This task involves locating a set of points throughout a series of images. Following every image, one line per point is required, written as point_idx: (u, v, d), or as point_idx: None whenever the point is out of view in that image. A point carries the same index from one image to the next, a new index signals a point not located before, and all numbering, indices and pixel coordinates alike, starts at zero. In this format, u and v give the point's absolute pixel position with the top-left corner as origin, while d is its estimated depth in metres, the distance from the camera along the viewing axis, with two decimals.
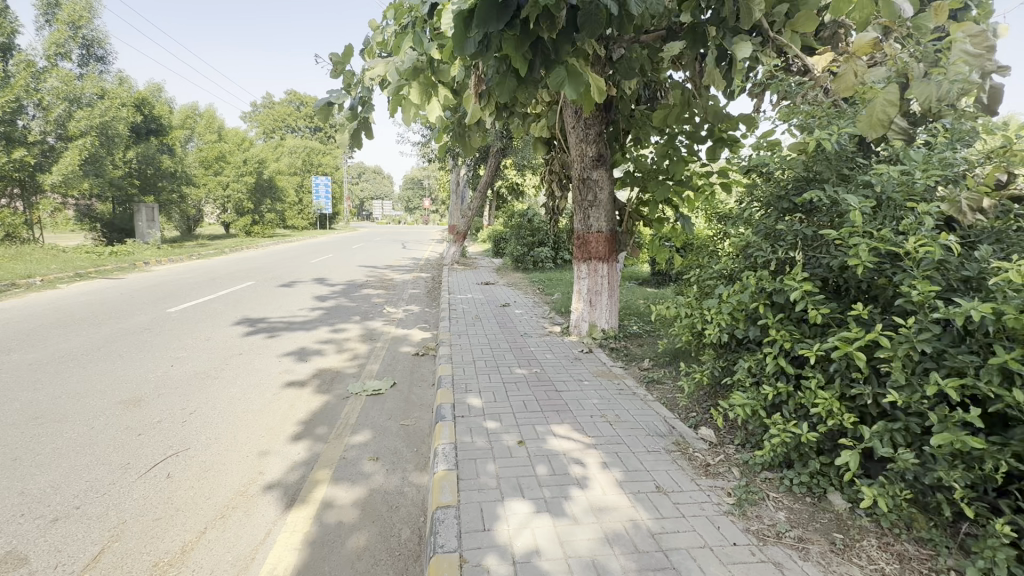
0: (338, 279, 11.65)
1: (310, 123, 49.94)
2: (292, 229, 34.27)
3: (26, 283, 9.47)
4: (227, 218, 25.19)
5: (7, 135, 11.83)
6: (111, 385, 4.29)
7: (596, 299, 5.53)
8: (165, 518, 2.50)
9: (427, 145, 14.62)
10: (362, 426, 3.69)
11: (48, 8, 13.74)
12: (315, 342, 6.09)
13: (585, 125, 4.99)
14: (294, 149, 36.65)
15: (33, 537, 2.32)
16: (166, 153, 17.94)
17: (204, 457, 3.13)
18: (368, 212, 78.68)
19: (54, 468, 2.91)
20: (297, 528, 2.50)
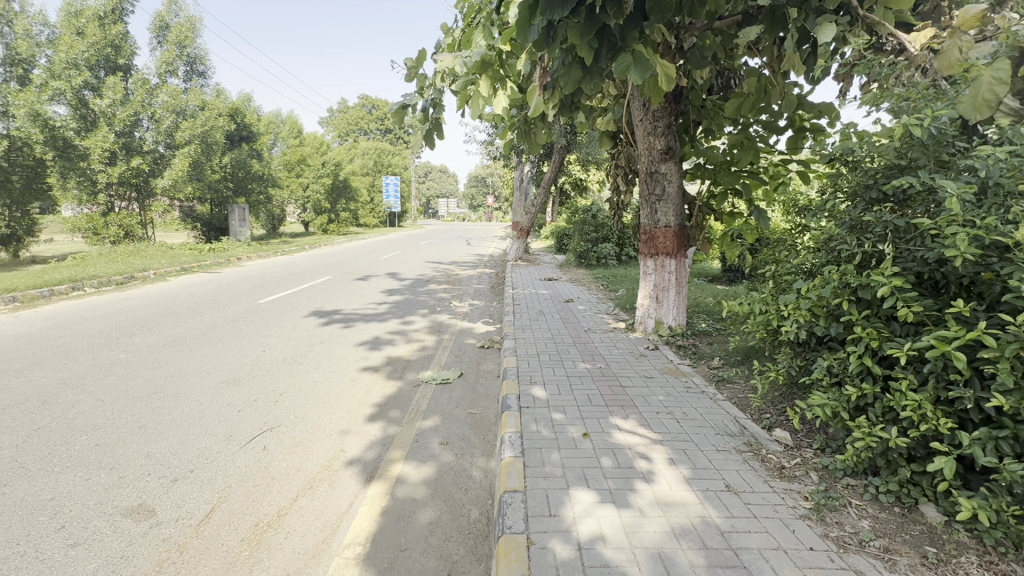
0: (406, 274, 12.18)
1: (381, 125, 52.28)
2: (363, 227, 36.19)
3: (142, 276, 10.76)
4: (306, 218, 26.99)
5: (127, 146, 13.43)
6: (214, 367, 4.79)
7: (663, 295, 5.42)
8: (262, 485, 2.79)
9: (491, 143, 14.84)
10: (431, 412, 3.88)
11: (161, 32, 15.40)
12: (387, 332, 6.44)
13: (653, 118, 4.89)
14: (366, 151, 38.63)
15: (158, 493, 2.68)
16: (255, 158, 19.56)
17: (293, 433, 3.45)
18: (434, 210, 81.24)
19: (172, 436, 3.33)
20: (375, 502, 2.69)
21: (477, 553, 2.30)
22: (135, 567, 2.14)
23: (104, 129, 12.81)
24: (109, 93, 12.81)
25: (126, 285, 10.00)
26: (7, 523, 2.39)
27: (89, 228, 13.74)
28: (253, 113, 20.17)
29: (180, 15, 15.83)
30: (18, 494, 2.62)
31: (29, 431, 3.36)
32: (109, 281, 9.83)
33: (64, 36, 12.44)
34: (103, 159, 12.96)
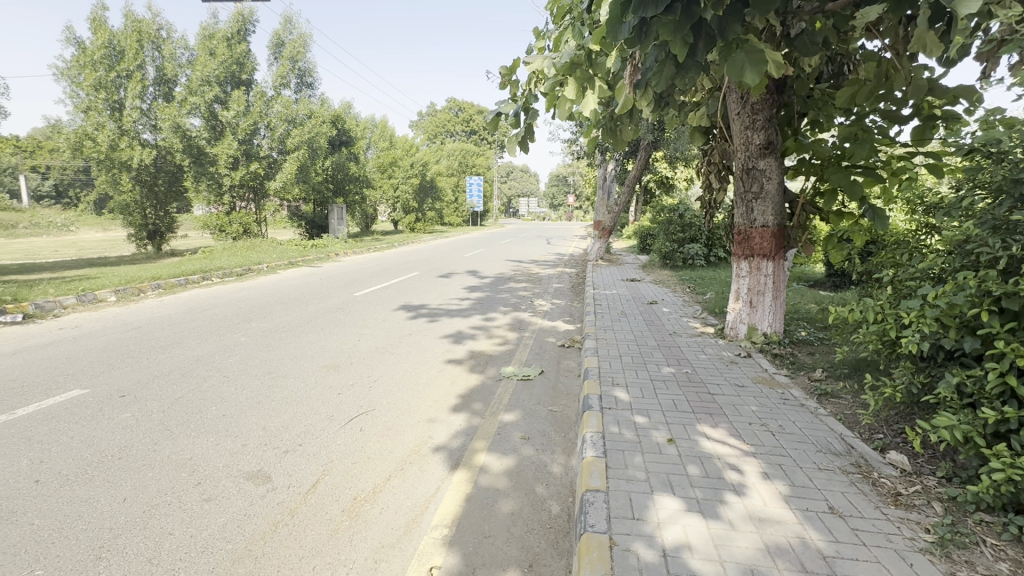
0: (487, 272, 12.48)
1: (466, 127, 53.88)
2: (447, 225, 37.69)
3: (258, 268, 12.08)
4: (396, 217, 28.62)
5: (246, 152, 15.11)
6: (317, 352, 5.26)
7: (758, 300, 5.08)
8: (359, 463, 3.03)
9: (575, 141, 14.72)
10: (512, 407, 3.97)
11: (277, 48, 17.08)
12: (470, 327, 6.67)
13: (752, 111, 4.60)
14: (451, 152, 40.09)
15: (272, 462, 3.00)
16: (353, 161, 21.06)
17: (385, 417, 3.69)
18: (515, 210, 82.30)
19: (283, 412, 3.71)
20: (460, 489, 2.81)
21: (558, 548, 2.32)
22: (255, 523, 2.42)
23: (230, 137, 14.55)
24: (234, 106, 14.48)
25: (244, 277, 11.25)
26: (158, 475, 2.81)
27: (215, 226, 15.62)
28: (352, 119, 21.71)
29: (293, 32, 17.43)
30: (165, 452, 3.07)
31: (171, 399, 3.91)
32: (230, 272, 11.12)
33: (200, 57, 14.22)
34: (228, 165, 14.72)
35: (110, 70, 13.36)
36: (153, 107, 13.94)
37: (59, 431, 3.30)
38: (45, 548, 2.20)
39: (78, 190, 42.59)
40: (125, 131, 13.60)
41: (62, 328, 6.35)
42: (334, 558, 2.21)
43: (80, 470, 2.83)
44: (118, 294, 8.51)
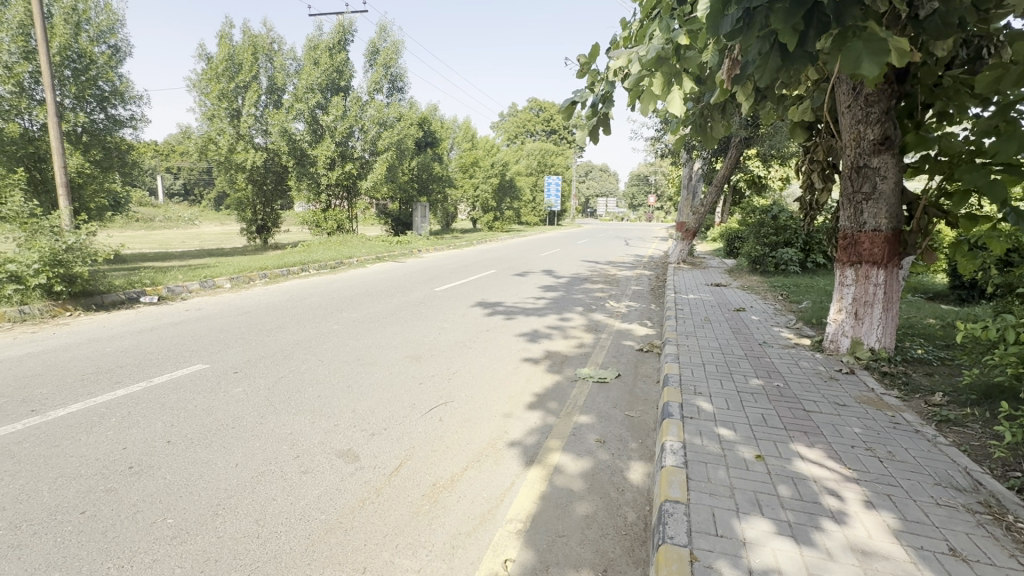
0: (563, 272, 12.44)
1: (546, 127, 53.97)
2: (524, 225, 38.05)
3: (348, 262, 12.96)
4: (475, 215, 29.34)
5: (342, 154, 16.25)
6: (401, 343, 5.55)
7: (865, 312, 4.61)
8: (439, 451, 3.16)
9: (659, 139, 14.20)
10: (588, 409, 3.93)
11: (372, 55, 18.16)
12: (546, 326, 6.69)
13: (865, 103, 4.17)
14: (531, 152, 40.36)
15: (360, 443, 3.21)
16: (437, 161, 21.88)
17: (462, 409, 3.81)
18: (593, 210, 81.20)
19: (370, 397, 3.96)
20: (534, 486, 2.83)
21: (633, 556, 2.27)
22: (346, 498, 2.61)
23: (329, 140, 15.73)
24: (333, 111, 15.61)
25: (337, 269, 12.12)
26: (263, 446, 3.11)
27: (313, 222, 16.99)
28: (438, 121, 22.56)
29: (387, 40, 18.42)
30: (269, 425, 3.40)
31: (275, 378, 4.32)
32: (325, 265, 12.02)
33: (306, 67, 15.49)
34: (326, 165, 15.94)
35: (232, 82, 14.97)
36: (265, 114, 15.43)
37: (185, 400, 3.78)
38: (175, 500, 2.52)
39: (202, 188, 48.24)
40: (242, 135, 15.18)
41: (189, 310, 7.25)
42: (415, 539, 2.32)
43: (201, 435, 3.22)
44: (232, 281, 9.54)
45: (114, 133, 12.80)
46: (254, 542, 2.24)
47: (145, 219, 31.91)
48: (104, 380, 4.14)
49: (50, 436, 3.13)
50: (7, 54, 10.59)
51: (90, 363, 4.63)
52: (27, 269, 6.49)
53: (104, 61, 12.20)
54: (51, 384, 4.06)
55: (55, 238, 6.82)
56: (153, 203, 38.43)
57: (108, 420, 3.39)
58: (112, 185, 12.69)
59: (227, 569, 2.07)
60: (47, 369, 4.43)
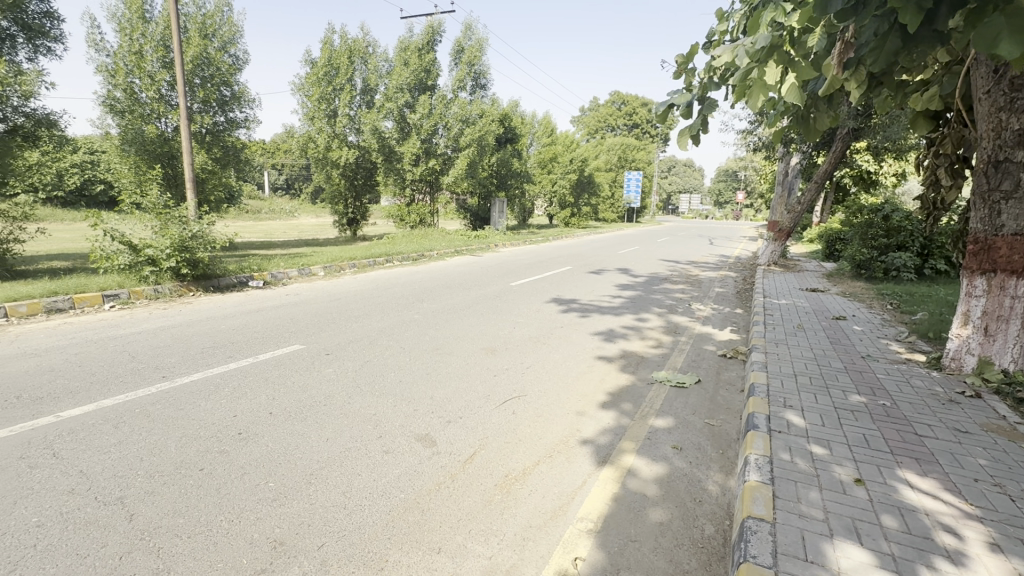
0: (640, 271, 12.09)
1: (628, 121, 52.56)
2: (601, 221, 37.39)
3: (429, 254, 13.50)
4: (552, 211, 29.28)
5: (426, 150, 16.94)
6: (477, 335, 5.70)
7: (997, 327, 4.02)
8: (511, 443, 3.21)
9: (753, 132, 13.27)
10: (665, 413, 3.79)
11: (457, 54, 18.65)
12: (622, 326, 6.54)
13: (1010, 88, 3.63)
14: (611, 147, 39.44)
15: (437, 429, 3.35)
16: (516, 157, 22.08)
17: (535, 404, 3.84)
18: (675, 207, 77.89)
19: (447, 386, 4.11)
20: (606, 487, 2.79)
21: (710, 572, 2.16)
22: (423, 480, 2.73)
23: (414, 137, 16.42)
24: (420, 109, 16.27)
25: (419, 261, 12.67)
26: (349, 424, 3.34)
27: (397, 216, 17.92)
28: (518, 117, 22.75)
29: (472, 38, 18.82)
30: (356, 405, 3.64)
31: (361, 361, 4.62)
32: (408, 257, 12.63)
33: (396, 68, 16.28)
34: (411, 161, 16.66)
35: (330, 84, 16.11)
36: (358, 114, 16.43)
37: (284, 376, 4.16)
38: (275, 467, 2.78)
39: (301, 183, 52.53)
40: (337, 134, 16.32)
41: (289, 295, 7.95)
42: (487, 527, 2.38)
43: (298, 410, 3.52)
44: (326, 270, 10.31)
45: (231, 133, 14.29)
46: (342, 511, 2.42)
47: (253, 211, 35.37)
48: (218, 354, 4.66)
49: (175, 400, 3.58)
50: (151, 66, 12.18)
51: (208, 338, 5.23)
52: (161, 253, 7.45)
53: (226, 69, 13.64)
54: (177, 354, 4.64)
55: (183, 227, 7.78)
56: (260, 197, 42.42)
57: (222, 389, 3.82)
58: (227, 180, 14.18)
59: (318, 533, 2.26)
60: (174, 342, 5.07)
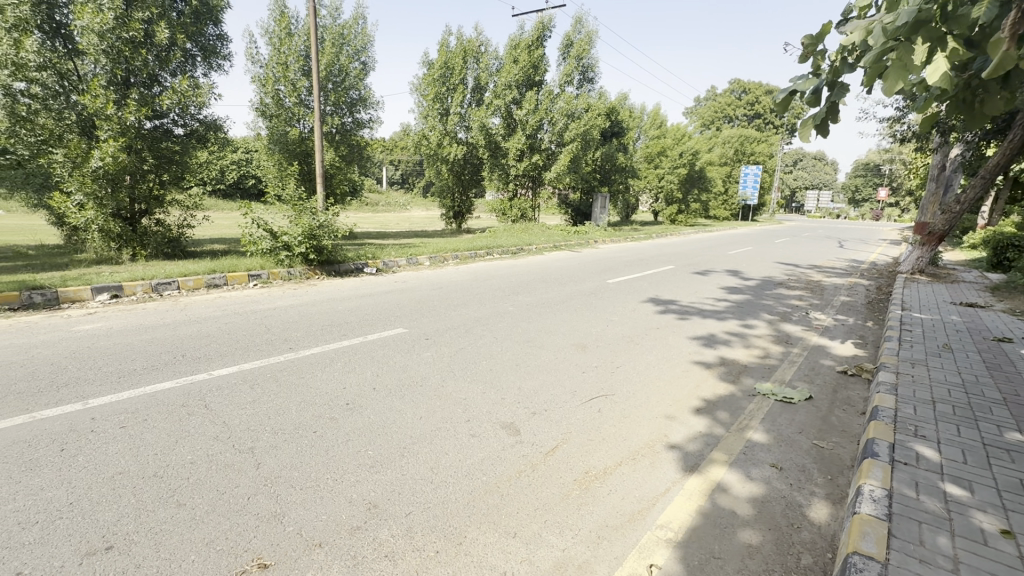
0: (752, 273, 11.19)
1: (749, 111, 48.51)
2: (712, 219, 35.07)
3: (527, 248, 13.74)
4: (658, 207, 28.11)
5: (531, 146, 17.17)
6: (568, 331, 5.70)
7: None
8: (594, 441, 3.19)
9: (901, 120, 11.54)
10: (766, 428, 3.51)
11: (566, 49, 18.58)
12: (725, 331, 6.14)
13: None
14: (728, 139, 36.71)
15: (523, 419, 3.43)
16: (621, 151, 21.51)
17: (622, 404, 3.76)
18: (799, 204, 70.47)
19: (535, 378, 4.19)
20: (692, 497, 2.66)
21: None
22: (505, 467, 2.83)
23: (520, 133, 16.73)
24: (526, 105, 16.50)
25: (517, 255, 12.95)
26: (442, 405, 3.56)
27: (500, 210, 18.52)
28: (626, 110, 22.11)
29: (582, 31, 18.61)
30: (449, 389, 3.86)
31: (457, 347, 4.88)
32: (507, 250, 12.96)
33: (506, 66, 16.68)
34: (516, 157, 17.02)
35: (445, 84, 16.95)
36: (468, 112, 17.15)
37: (388, 356, 4.53)
38: (374, 437, 3.06)
39: (415, 178, 56.19)
40: (448, 132, 17.17)
41: (398, 282, 8.60)
42: (563, 520, 2.41)
43: (397, 387, 3.83)
44: (431, 260, 10.99)
45: (357, 133, 15.72)
46: (429, 485, 2.60)
47: (371, 203, 38.62)
48: (334, 332, 5.21)
49: (298, 369, 4.09)
50: (293, 74, 13.79)
51: (328, 317, 5.87)
52: (294, 240, 8.46)
53: (355, 74, 15.01)
54: (301, 330, 5.28)
55: (313, 218, 8.76)
56: (379, 190, 46.20)
57: (336, 363, 4.29)
58: (351, 175, 15.66)
59: (406, 502, 2.45)
60: (301, 318, 5.76)
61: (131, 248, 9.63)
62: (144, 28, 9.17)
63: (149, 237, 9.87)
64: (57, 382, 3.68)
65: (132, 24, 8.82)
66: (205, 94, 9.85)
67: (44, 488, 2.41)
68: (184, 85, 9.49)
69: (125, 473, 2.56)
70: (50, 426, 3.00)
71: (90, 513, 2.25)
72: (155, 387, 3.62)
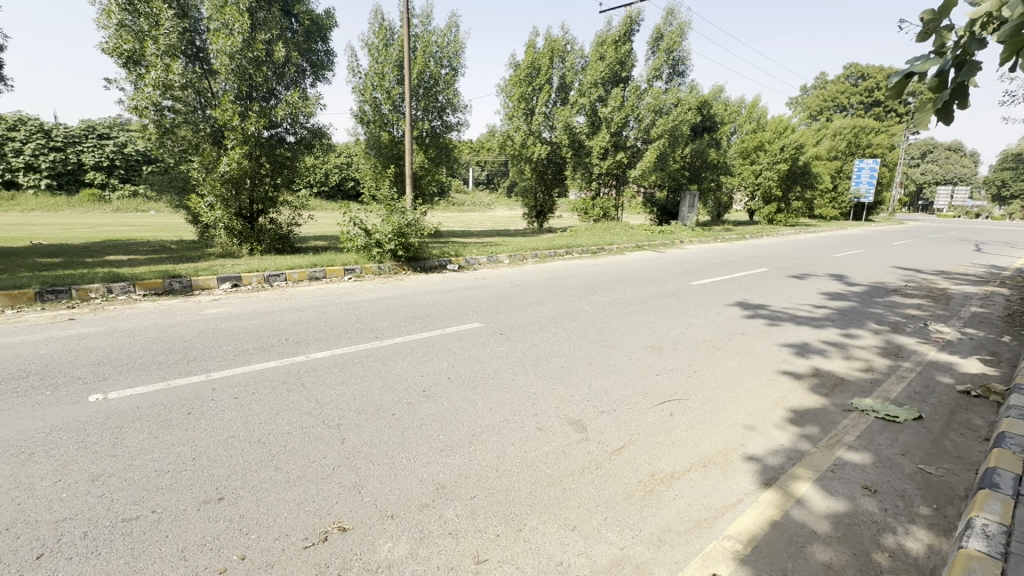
0: (860, 279, 10.08)
1: (865, 98, 43.63)
2: (817, 219, 32.01)
3: (609, 248, 13.50)
4: (754, 206, 26.21)
5: (615, 143, 16.84)
6: (644, 332, 5.56)
7: None
8: (663, 444, 3.11)
9: None
10: (860, 447, 3.19)
11: (656, 42, 17.96)
12: (822, 340, 5.63)
13: None
14: (839, 131, 33.31)
15: (590, 417, 3.43)
16: (714, 147, 20.36)
17: (697, 410, 3.62)
18: (927, 202, 62.00)
19: (606, 377, 4.16)
20: (766, 510, 2.51)
21: None
22: (569, 462, 2.86)
23: (605, 131, 16.46)
24: (612, 102, 16.20)
25: (598, 254, 12.79)
26: (511, 398, 3.67)
27: (582, 209, 18.56)
28: (720, 104, 20.90)
29: (673, 23, 17.92)
30: (519, 382, 3.97)
31: (530, 343, 4.97)
32: (587, 249, 12.85)
33: (592, 63, 16.49)
34: (600, 155, 16.77)
35: (530, 85, 17.17)
36: (552, 111, 17.23)
37: (463, 348, 4.73)
38: (446, 423, 3.24)
39: (500, 178, 57.38)
40: (532, 132, 17.38)
41: (479, 279, 8.88)
42: (624, 519, 2.39)
43: (471, 379, 4.00)
44: (512, 258, 11.20)
45: (445, 136, 16.43)
46: (494, 472, 2.70)
47: (458, 203, 40.07)
48: (417, 323, 5.54)
49: (382, 356, 4.42)
50: (389, 82, 14.73)
51: (411, 310, 6.23)
52: (384, 237, 9.08)
53: (444, 79, 15.71)
54: (387, 320, 5.68)
55: (402, 216, 9.31)
56: (465, 191, 47.71)
57: (416, 353, 4.57)
58: (439, 176, 16.40)
59: (472, 486, 2.58)
60: (387, 310, 6.18)
61: (250, 245, 10.86)
62: (266, 48, 10.32)
63: (265, 234, 11.07)
64: (188, 356, 4.31)
65: (256, 45, 9.98)
66: (312, 105, 10.85)
67: (175, 443, 2.86)
68: (296, 97, 10.53)
69: (236, 437, 2.95)
70: (180, 392, 3.53)
71: (208, 467, 2.64)
72: (262, 366, 4.11)
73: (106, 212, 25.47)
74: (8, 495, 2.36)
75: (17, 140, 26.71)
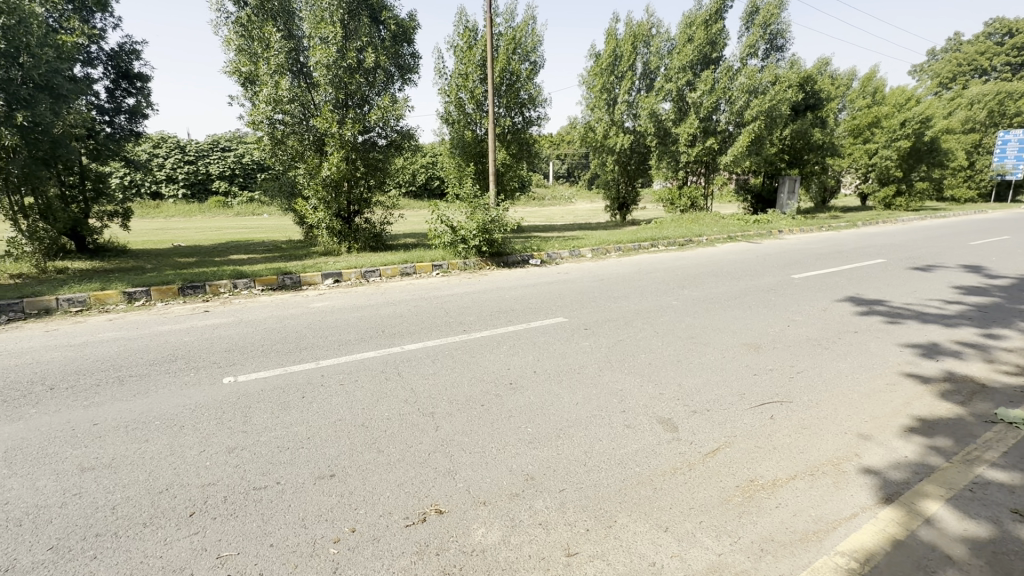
0: (1006, 270, 8.65)
1: (1014, 57, 37.16)
2: (948, 201, 27.94)
3: (697, 240, 12.81)
4: (867, 189, 23.46)
5: (705, 129, 15.89)
6: (739, 329, 5.24)
7: None
8: (763, 449, 2.92)
9: None
10: (1007, 464, 2.76)
11: (751, 17, 16.67)
12: (956, 341, 4.92)
13: None
14: (976, 99, 28.78)
15: (682, 416, 3.31)
16: (819, 126, 18.51)
17: (802, 414, 3.35)
18: None
19: (698, 376, 3.98)
20: (887, 528, 2.27)
21: None
22: (659, 462, 2.78)
23: (693, 116, 15.60)
24: (701, 86, 15.30)
25: (686, 247, 12.21)
26: (598, 393, 3.64)
27: (668, 199, 17.75)
28: (826, 78, 18.95)
29: None
30: (605, 378, 3.92)
31: (615, 339, 4.88)
32: (674, 241, 12.31)
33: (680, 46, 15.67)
34: (687, 142, 15.92)
35: (613, 74, 16.81)
36: (636, 100, 16.70)
37: (548, 343, 4.76)
38: (532, 416, 3.29)
39: (581, 170, 56.68)
40: (615, 121, 17.00)
41: (561, 273, 8.87)
42: (721, 524, 2.29)
43: (556, 373, 4.02)
44: (594, 252, 11.04)
45: (526, 131, 16.56)
46: (582, 467, 2.70)
47: (539, 198, 40.24)
48: (502, 318, 5.65)
49: (469, 349, 4.58)
50: (472, 82, 15.09)
51: (496, 304, 6.38)
52: (469, 234, 9.34)
53: (525, 75, 15.80)
54: (473, 314, 5.86)
55: (486, 213, 9.55)
56: (546, 185, 47.68)
57: (502, 346, 4.68)
58: (520, 171, 16.55)
59: (561, 479, 2.60)
60: (473, 304, 6.38)
61: (348, 243, 11.73)
62: (358, 57, 11.02)
63: (360, 233, 11.88)
64: (300, 345, 4.77)
65: (350, 55, 10.69)
66: (401, 108, 11.39)
67: (293, 423, 3.19)
68: (386, 101, 11.12)
69: (342, 420, 3.22)
70: (295, 378, 3.94)
71: (320, 446, 2.91)
72: (363, 355, 4.45)
73: (229, 216, 28.84)
74: (167, 460, 2.78)
75: (161, 157, 30.96)
